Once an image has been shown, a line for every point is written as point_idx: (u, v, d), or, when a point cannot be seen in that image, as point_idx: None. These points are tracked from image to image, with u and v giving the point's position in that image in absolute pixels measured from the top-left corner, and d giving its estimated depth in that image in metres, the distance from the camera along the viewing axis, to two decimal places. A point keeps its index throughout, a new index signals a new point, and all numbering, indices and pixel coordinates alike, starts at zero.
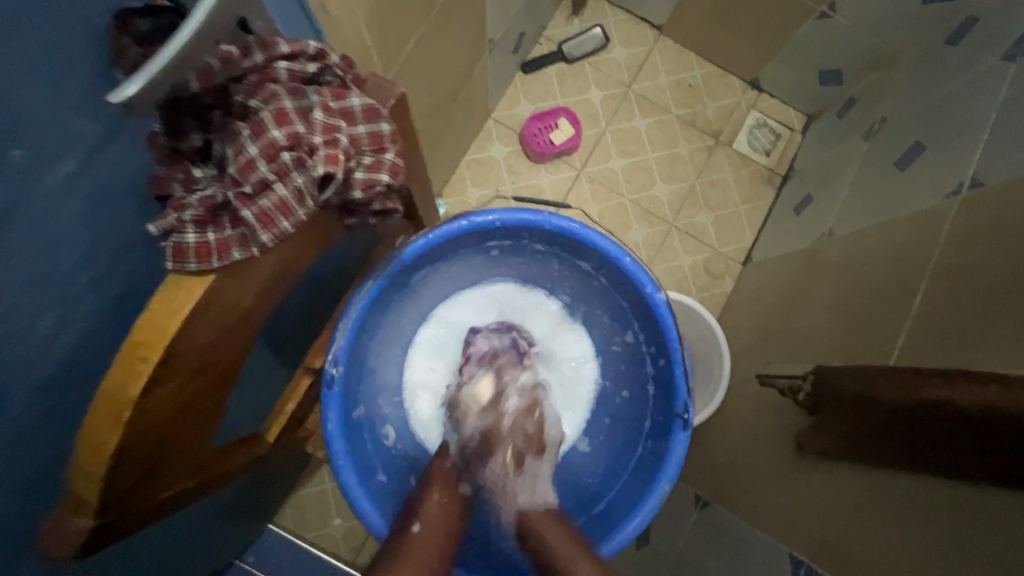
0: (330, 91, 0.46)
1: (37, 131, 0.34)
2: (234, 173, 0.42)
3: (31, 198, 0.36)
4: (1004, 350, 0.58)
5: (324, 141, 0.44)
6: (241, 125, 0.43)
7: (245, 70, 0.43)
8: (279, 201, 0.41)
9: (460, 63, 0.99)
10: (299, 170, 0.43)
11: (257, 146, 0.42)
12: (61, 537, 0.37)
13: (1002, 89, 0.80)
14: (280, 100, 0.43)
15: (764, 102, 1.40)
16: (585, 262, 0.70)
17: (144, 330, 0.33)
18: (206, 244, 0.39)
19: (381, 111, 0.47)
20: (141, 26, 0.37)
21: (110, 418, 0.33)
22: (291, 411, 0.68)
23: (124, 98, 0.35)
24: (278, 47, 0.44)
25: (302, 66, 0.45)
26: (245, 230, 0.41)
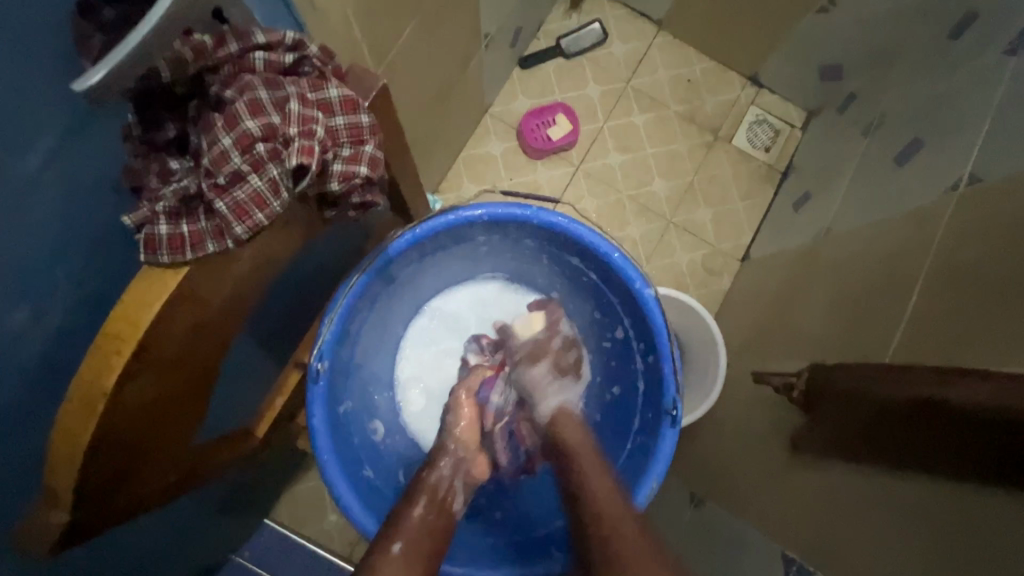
0: (308, 82, 0.45)
1: (0, 121, 0.34)
2: (206, 165, 0.41)
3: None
4: (1002, 350, 0.58)
5: (300, 133, 0.43)
6: (214, 116, 0.42)
7: (219, 61, 0.42)
8: (253, 193, 0.41)
9: (455, 57, 0.98)
10: (274, 161, 0.42)
11: (231, 136, 0.41)
12: (37, 530, 0.37)
13: (1003, 84, 0.79)
14: (255, 90, 0.42)
15: (764, 97, 1.39)
16: (574, 258, 0.69)
17: (116, 323, 0.33)
18: (179, 235, 0.39)
19: (360, 103, 0.47)
20: (107, 14, 0.37)
21: (85, 411, 0.33)
22: (280, 406, 0.69)
23: (88, 87, 0.34)
24: (254, 38, 0.43)
25: (279, 57, 0.44)
26: (219, 221, 0.40)
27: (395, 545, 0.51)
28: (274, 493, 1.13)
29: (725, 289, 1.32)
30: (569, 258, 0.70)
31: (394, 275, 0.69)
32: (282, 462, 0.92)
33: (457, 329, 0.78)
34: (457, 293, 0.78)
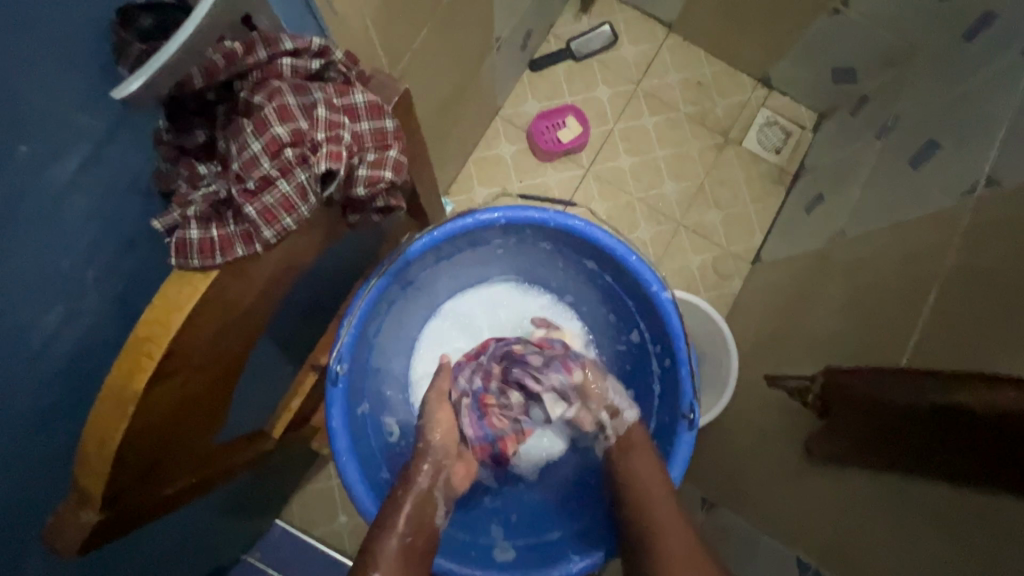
0: (334, 88, 0.45)
1: (39, 125, 0.35)
2: (237, 170, 0.42)
3: (36, 191, 0.36)
4: (1021, 354, 0.57)
5: (327, 138, 0.43)
6: (244, 122, 0.42)
7: (248, 67, 0.42)
8: (282, 198, 0.41)
9: (467, 60, 0.98)
10: (302, 167, 0.42)
11: (260, 141, 0.41)
12: (66, 531, 0.37)
13: (1020, 86, 0.78)
14: (283, 96, 0.42)
15: (775, 99, 1.38)
16: (591, 261, 0.69)
17: (147, 326, 0.33)
18: (210, 239, 0.39)
19: (384, 108, 0.47)
20: (144, 23, 0.37)
21: (116, 412, 0.33)
22: (296, 407, 0.69)
23: (127, 95, 0.35)
24: (282, 43, 0.43)
25: (306, 63, 0.44)
26: (249, 226, 0.41)
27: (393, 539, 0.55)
28: (285, 494, 1.14)
29: (735, 292, 1.32)
30: (585, 261, 0.70)
31: (411, 278, 0.69)
32: (295, 463, 0.93)
33: (471, 330, 0.78)
34: (471, 295, 0.78)
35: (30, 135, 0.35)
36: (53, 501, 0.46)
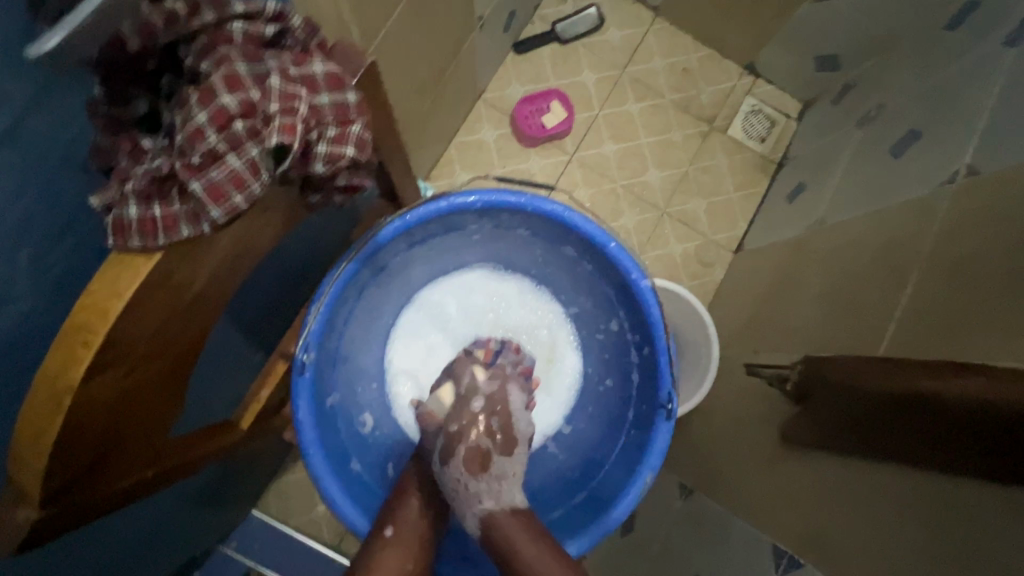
0: (291, 57, 0.43)
1: None
2: (181, 142, 0.39)
3: None
4: (1001, 344, 0.57)
5: (280, 110, 0.40)
6: (190, 91, 0.39)
7: (194, 31, 0.40)
8: (231, 173, 0.38)
9: (447, 40, 0.95)
10: (254, 140, 0.40)
11: (206, 111, 0.38)
12: (4, 528, 0.35)
13: (1000, 77, 0.79)
14: (232, 63, 0.40)
15: (760, 87, 1.38)
16: (568, 247, 0.68)
17: (82, 311, 0.31)
18: (151, 218, 0.36)
19: (346, 80, 0.44)
20: None
21: (50, 404, 0.31)
22: (266, 397, 0.65)
23: (43, 53, 0.31)
24: (232, 6, 0.40)
25: (260, 28, 0.42)
26: (195, 204, 0.38)
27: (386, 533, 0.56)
28: (261, 484, 1.12)
29: (717, 281, 1.32)
30: (564, 247, 0.68)
31: (383, 263, 0.66)
32: (269, 452, 0.91)
33: (445, 321, 0.76)
34: (445, 282, 0.76)
35: None
36: None
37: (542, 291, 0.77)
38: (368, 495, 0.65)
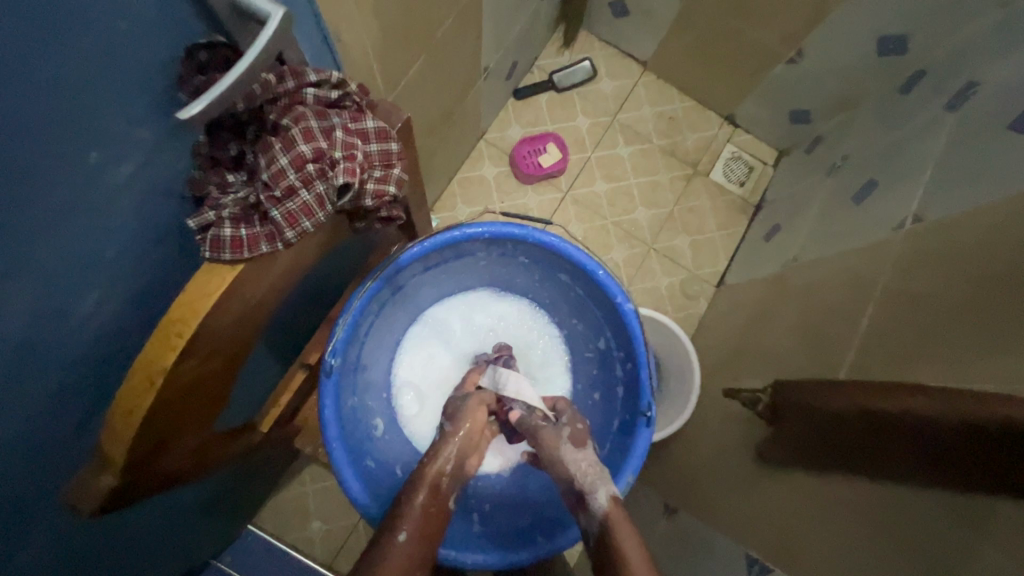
0: (349, 115, 0.51)
1: (106, 126, 0.38)
2: (265, 179, 0.46)
3: (94, 189, 0.40)
4: (941, 368, 0.66)
5: (343, 156, 0.48)
6: (272, 139, 0.46)
7: (279, 94, 0.46)
8: (303, 204, 0.46)
9: (456, 87, 1.06)
10: (321, 179, 0.47)
11: (287, 156, 0.46)
12: (86, 494, 0.41)
13: (942, 137, 0.90)
14: (307, 120, 0.47)
15: (740, 136, 1.50)
16: (562, 273, 0.76)
17: (180, 308, 0.38)
18: (240, 237, 0.44)
19: (391, 133, 0.52)
20: (202, 56, 0.41)
21: (145, 383, 0.37)
22: (285, 402, 0.72)
23: (188, 116, 0.38)
24: (307, 75, 0.47)
25: (326, 92, 0.49)
26: (272, 227, 0.46)
27: (400, 535, 0.55)
28: (259, 498, 1.16)
29: (700, 313, 1.41)
30: (559, 273, 0.76)
31: (401, 284, 0.74)
32: (275, 462, 0.95)
33: (451, 338, 0.84)
34: (451, 303, 0.84)
35: (98, 142, 0.38)
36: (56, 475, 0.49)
37: (537, 311, 0.85)
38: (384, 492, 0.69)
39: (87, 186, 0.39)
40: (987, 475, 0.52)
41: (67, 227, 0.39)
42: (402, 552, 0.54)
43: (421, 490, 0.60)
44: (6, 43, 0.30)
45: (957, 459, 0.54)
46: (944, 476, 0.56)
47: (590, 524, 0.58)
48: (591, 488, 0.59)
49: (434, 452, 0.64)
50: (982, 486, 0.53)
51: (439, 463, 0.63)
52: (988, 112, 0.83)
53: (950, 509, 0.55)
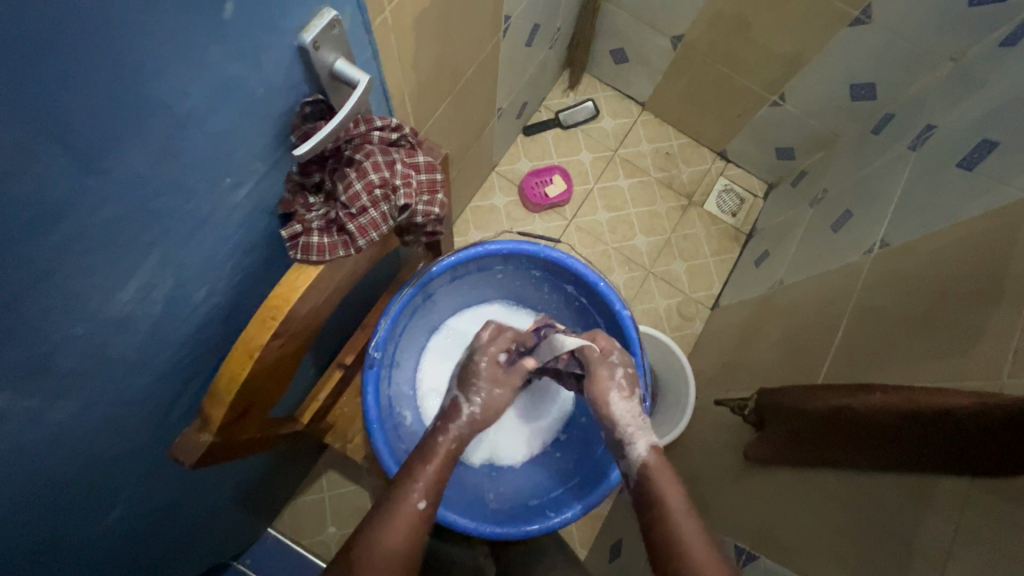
0: (405, 151, 0.58)
1: (237, 162, 0.47)
2: (343, 200, 0.53)
3: (221, 210, 0.48)
4: (900, 371, 0.75)
5: (403, 183, 0.56)
6: (348, 169, 0.54)
7: (354, 136, 0.54)
8: (372, 219, 0.54)
9: (473, 125, 1.19)
10: (386, 201, 0.55)
11: (361, 183, 0.53)
12: (190, 445, 0.52)
13: (905, 173, 1.02)
14: (374, 155, 0.55)
15: (731, 170, 1.63)
16: (569, 286, 0.86)
17: (275, 297, 0.49)
18: (323, 243, 0.53)
19: (437, 166, 0.60)
20: (307, 110, 0.50)
21: (245, 356, 0.48)
22: (322, 399, 0.81)
23: (301, 154, 0.47)
24: (376, 121, 0.56)
25: (389, 134, 0.57)
26: (347, 236, 0.54)
27: (421, 502, 0.58)
28: (280, 500, 1.23)
29: (696, 333, 1.50)
30: (566, 285, 0.86)
31: (431, 292, 0.84)
32: (302, 460, 1.04)
33: (468, 345, 0.93)
34: (469, 314, 0.95)
35: (232, 172, 0.47)
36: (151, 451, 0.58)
37: None
38: None
39: (218, 206, 0.48)
40: (935, 455, 0.61)
41: (199, 240, 0.48)
42: (414, 516, 0.57)
43: (436, 456, 0.62)
44: (202, 104, 0.40)
45: (909, 443, 0.63)
46: (902, 460, 0.64)
47: (628, 468, 0.63)
48: (631, 438, 0.63)
49: (450, 420, 0.66)
50: (931, 465, 0.61)
51: (453, 435, 0.64)
52: (942, 152, 0.95)
53: (907, 489, 0.64)
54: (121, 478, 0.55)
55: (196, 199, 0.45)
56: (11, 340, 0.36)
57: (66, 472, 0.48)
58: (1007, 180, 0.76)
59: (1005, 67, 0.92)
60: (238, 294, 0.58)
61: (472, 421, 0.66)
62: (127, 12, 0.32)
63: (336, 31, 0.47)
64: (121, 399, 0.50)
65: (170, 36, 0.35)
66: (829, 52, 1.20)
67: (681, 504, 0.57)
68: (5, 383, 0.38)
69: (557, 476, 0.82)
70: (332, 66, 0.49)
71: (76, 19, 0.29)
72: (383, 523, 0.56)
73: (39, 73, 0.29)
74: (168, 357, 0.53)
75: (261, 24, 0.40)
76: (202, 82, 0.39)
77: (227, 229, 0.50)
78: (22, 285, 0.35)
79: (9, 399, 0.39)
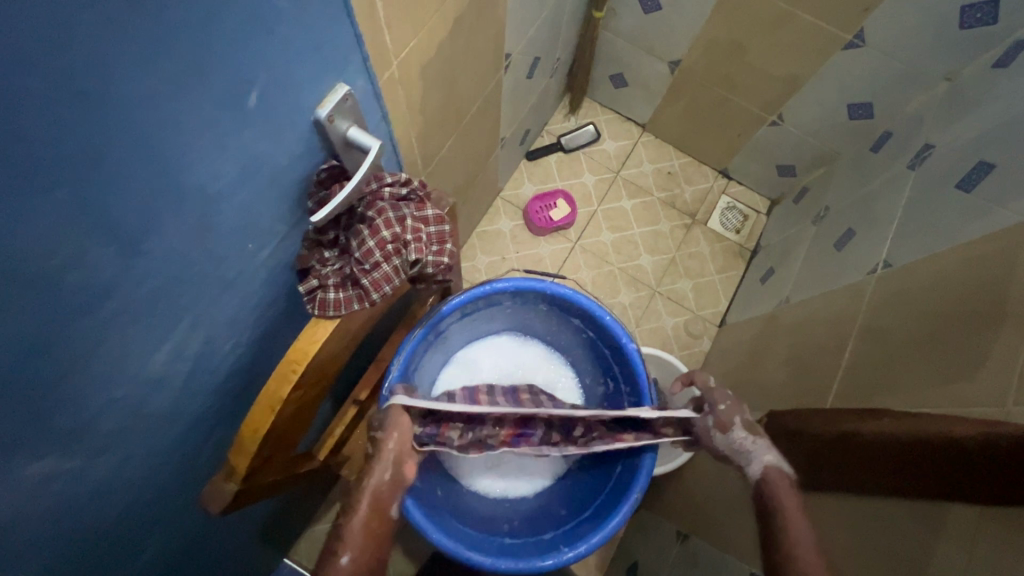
0: (415, 205, 0.61)
1: (260, 226, 0.50)
2: (357, 256, 0.56)
3: (247, 270, 0.52)
4: (905, 394, 0.76)
5: (413, 237, 0.58)
6: (360, 226, 0.57)
7: (365, 194, 0.57)
8: (385, 273, 0.57)
9: (478, 157, 1.22)
10: (398, 255, 0.58)
11: (373, 240, 0.56)
12: (217, 493, 0.55)
13: (904, 192, 1.03)
14: (385, 212, 0.57)
15: (733, 188, 1.65)
16: (576, 319, 0.87)
17: (296, 351, 0.51)
18: (339, 298, 0.56)
19: (445, 217, 0.62)
20: (322, 174, 0.54)
21: (267, 408, 0.51)
22: (338, 434, 0.83)
23: (318, 219, 0.50)
24: (386, 178, 0.58)
25: (399, 189, 0.60)
26: (361, 290, 0.57)
27: (344, 556, 0.61)
28: (297, 530, 1.24)
29: (705, 351, 1.51)
30: (573, 318, 0.88)
31: (442, 329, 0.86)
32: (319, 492, 1.05)
33: (478, 377, 0.95)
34: (479, 346, 0.97)
35: (256, 237, 0.50)
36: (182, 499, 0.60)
37: (554, 354, 0.97)
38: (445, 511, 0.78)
39: (244, 267, 0.51)
40: (931, 483, 0.62)
41: (226, 300, 0.51)
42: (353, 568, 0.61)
43: (360, 509, 0.64)
44: (231, 181, 0.44)
45: (907, 472, 0.65)
46: (904, 486, 0.65)
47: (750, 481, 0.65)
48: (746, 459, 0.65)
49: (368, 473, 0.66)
50: (932, 492, 0.62)
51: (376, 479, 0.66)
52: (940, 172, 0.96)
53: (918, 514, 0.64)
54: (150, 527, 0.57)
55: (222, 263, 0.48)
56: (58, 408, 0.39)
57: (101, 525, 0.50)
58: (1005, 203, 0.77)
59: (999, 88, 0.93)
60: (262, 344, 0.60)
61: (384, 460, 0.66)
62: (169, 113, 0.36)
63: (350, 103, 0.52)
64: (152, 452, 0.52)
65: (205, 129, 0.39)
66: (825, 74, 1.22)
67: (801, 521, 0.60)
68: (52, 447, 0.40)
69: (576, 505, 0.83)
70: (345, 133, 0.53)
71: (120, 127, 0.33)
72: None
73: (89, 178, 0.33)
74: (197, 410, 0.55)
75: (281, 106, 0.45)
76: (229, 163, 0.43)
77: (252, 286, 0.53)
78: (70, 360, 0.38)
79: (54, 463, 0.41)
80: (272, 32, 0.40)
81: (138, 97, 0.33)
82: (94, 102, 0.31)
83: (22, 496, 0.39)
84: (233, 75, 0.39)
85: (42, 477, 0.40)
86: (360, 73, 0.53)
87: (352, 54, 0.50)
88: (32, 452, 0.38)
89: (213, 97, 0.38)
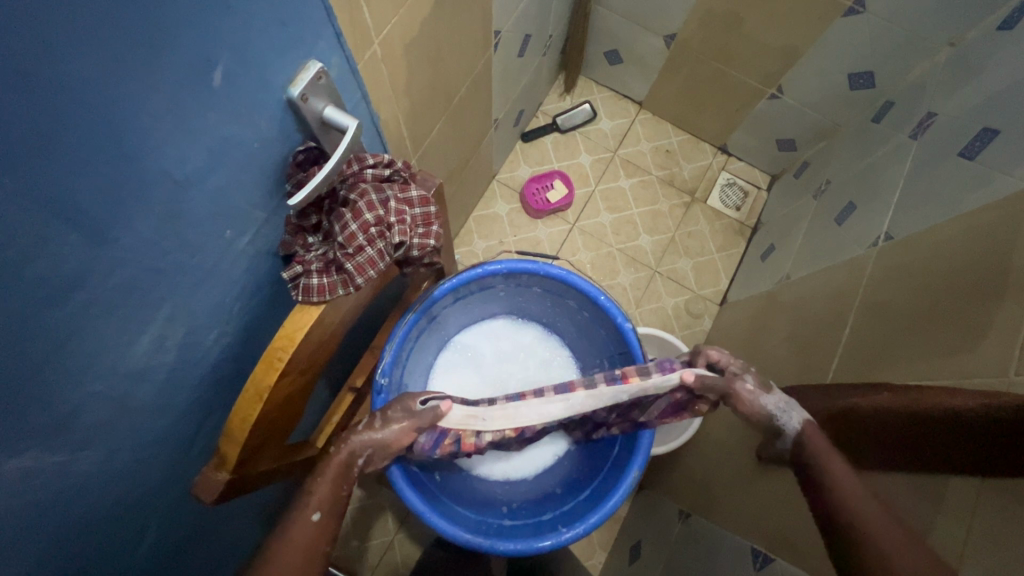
0: (398, 187, 0.60)
1: (237, 212, 0.49)
2: (340, 241, 0.55)
3: (228, 257, 0.51)
4: (905, 367, 0.75)
5: (396, 220, 0.58)
6: (342, 210, 0.56)
7: (346, 176, 0.57)
8: (368, 258, 0.56)
9: (471, 140, 1.20)
10: (382, 238, 0.57)
11: (356, 223, 0.55)
12: (210, 483, 0.55)
13: (906, 163, 1.01)
14: (368, 194, 0.56)
15: (733, 164, 1.62)
16: (572, 301, 0.86)
17: (279, 339, 0.51)
18: (323, 283, 0.55)
19: (430, 199, 0.61)
20: (299, 157, 0.53)
21: (254, 396, 0.51)
22: (336, 421, 0.82)
23: (296, 202, 0.49)
24: (367, 159, 0.58)
25: (381, 171, 0.59)
26: (345, 275, 0.56)
27: (314, 514, 0.58)
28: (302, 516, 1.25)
29: (706, 330, 1.50)
30: (568, 299, 0.87)
31: (435, 314, 0.85)
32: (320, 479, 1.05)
33: (474, 361, 0.95)
34: (475, 329, 0.96)
35: (233, 223, 0.50)
36: (174, 490, 0.60)
37: (550, 336, 0.97)
38: (444, 500, 0.77)
39: (223, 255, 0.50)
40: (935, 453, 0.61)
41: (207, 287, 0.50)
42: (315, 532, 0.58)
43: (327, 474, 0.61)
44: (201, 165, 0.43)
45: (903, 443, 0.64)
46: (912, 458, 0.64)
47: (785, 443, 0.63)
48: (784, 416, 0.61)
49: (345, 436, 0.64)
50: (938, 462, 0.61)
51: (352, 447, 0.63)
52: (943, 141, 0.93)
53: (917, 485, 0.64)
54: (145, 517, 0.57)
55: (199, 249, 0.47)
56: (35, 403, 0.38)
57: (92, 515, 0.50)
58: (1009, 170, 0.75)
59: (1003, 52, 0.90)
60: (248, 332, 0.60)
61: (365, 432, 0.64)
62: (125, 98, 0.34)
63: (323, 81, 0.51)
64: (141, 442, 0.52)
65: (162, 111, 0.37)
66: (823, 43, 1.19)
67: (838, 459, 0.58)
68: (35, 440, 0.40)
69: (575, 484, 0.83)
70: (321, 113, 0.52)
71: (76, 112, 0.32)
72: (289, 537, 0.57)
73: (43, 167, 0.32)
74: (184, 399, 0.55)
75: (249, 85, 0.43)
76: (200, 147, 0.42)
77: (233, 273, 0.53)
78: (43, 352, 0.37)
79: (39, 455, 0.41)
80: (230, 8, 0.38)
81: (91, 79, 0.32)
82: (40, 85, 0.29)
83: (7, 490, 0.39)
84: (196, 52, 0.37)
85: (27, 470, 0.40)
86: (333, 49, 0.51)
87: (322, 30, 0.48)
88: (12, 447, 0.38)
89: (175, 75, 0.37)
